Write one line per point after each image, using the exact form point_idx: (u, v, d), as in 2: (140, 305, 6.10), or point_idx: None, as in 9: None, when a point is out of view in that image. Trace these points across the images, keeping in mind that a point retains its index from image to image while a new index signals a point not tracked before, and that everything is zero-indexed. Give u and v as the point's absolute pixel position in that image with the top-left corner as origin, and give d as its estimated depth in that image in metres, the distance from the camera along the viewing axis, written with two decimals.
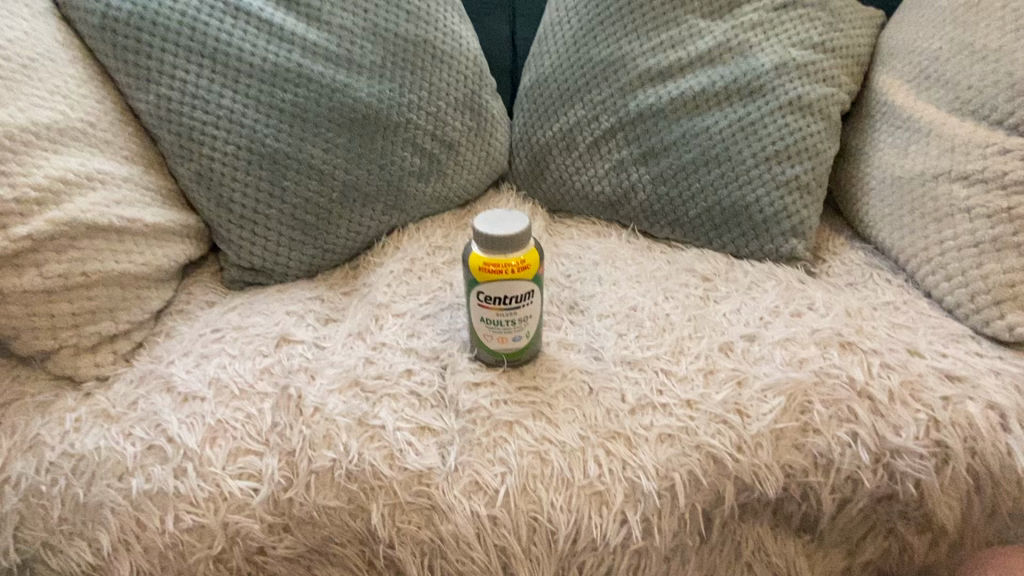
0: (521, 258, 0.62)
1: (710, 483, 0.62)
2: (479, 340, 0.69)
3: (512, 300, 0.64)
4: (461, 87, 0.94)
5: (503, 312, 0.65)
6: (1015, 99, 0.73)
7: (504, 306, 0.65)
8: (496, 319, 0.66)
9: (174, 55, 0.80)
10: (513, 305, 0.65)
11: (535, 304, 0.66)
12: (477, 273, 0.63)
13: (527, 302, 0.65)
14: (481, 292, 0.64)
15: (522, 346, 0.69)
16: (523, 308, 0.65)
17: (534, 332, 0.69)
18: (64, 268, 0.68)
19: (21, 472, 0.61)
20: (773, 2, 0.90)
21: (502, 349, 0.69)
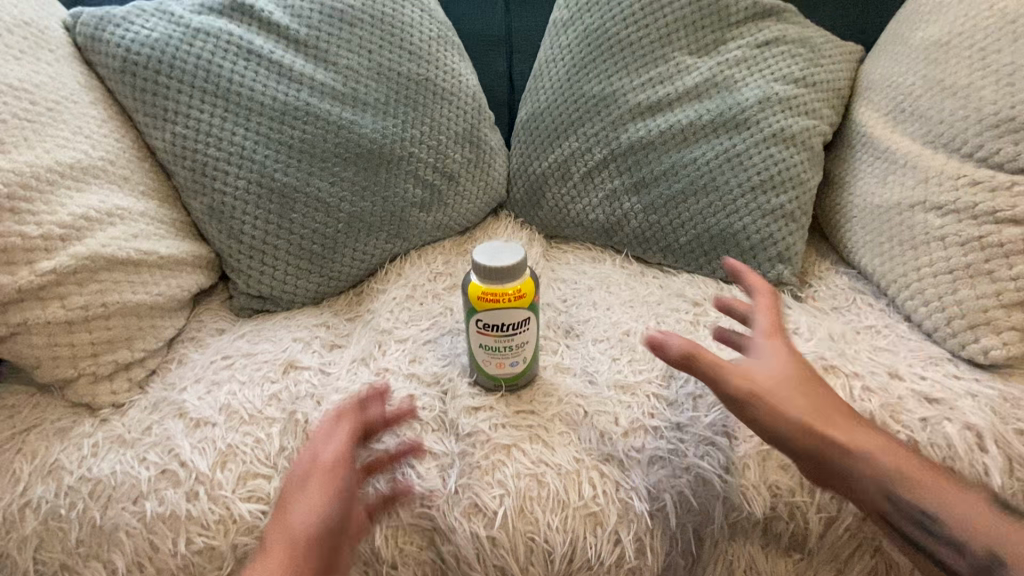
0: (518, 287, 0.66)
1: (699, 504, 0.65)
2: (478, 365, 0.72)
3: (510, 327, 0.68)
4: (460, 121, 0.99)
5: (502, 338, 0.68)
6: (983, 134, 0.77)
7: (502, 333, 0.68)
8: (494, 345, 0.69)
9: (190, 96, 0.85)
10: (511, 332, 0.68)
11: (531, 330, 0.70)
12: (477, 302, 0.66)
13: (523, 329, 0.68)
14: (480, 320, 0.67)
15: (519, 370, 0.72)
16: (520, 334, 0.69)
17: (531, 356, 0.72)
18: (86, 300, 0.72)
19: (41, 496, 0.64)
20: (755, 40, 0.95)
21: (501, 374, 0.72)
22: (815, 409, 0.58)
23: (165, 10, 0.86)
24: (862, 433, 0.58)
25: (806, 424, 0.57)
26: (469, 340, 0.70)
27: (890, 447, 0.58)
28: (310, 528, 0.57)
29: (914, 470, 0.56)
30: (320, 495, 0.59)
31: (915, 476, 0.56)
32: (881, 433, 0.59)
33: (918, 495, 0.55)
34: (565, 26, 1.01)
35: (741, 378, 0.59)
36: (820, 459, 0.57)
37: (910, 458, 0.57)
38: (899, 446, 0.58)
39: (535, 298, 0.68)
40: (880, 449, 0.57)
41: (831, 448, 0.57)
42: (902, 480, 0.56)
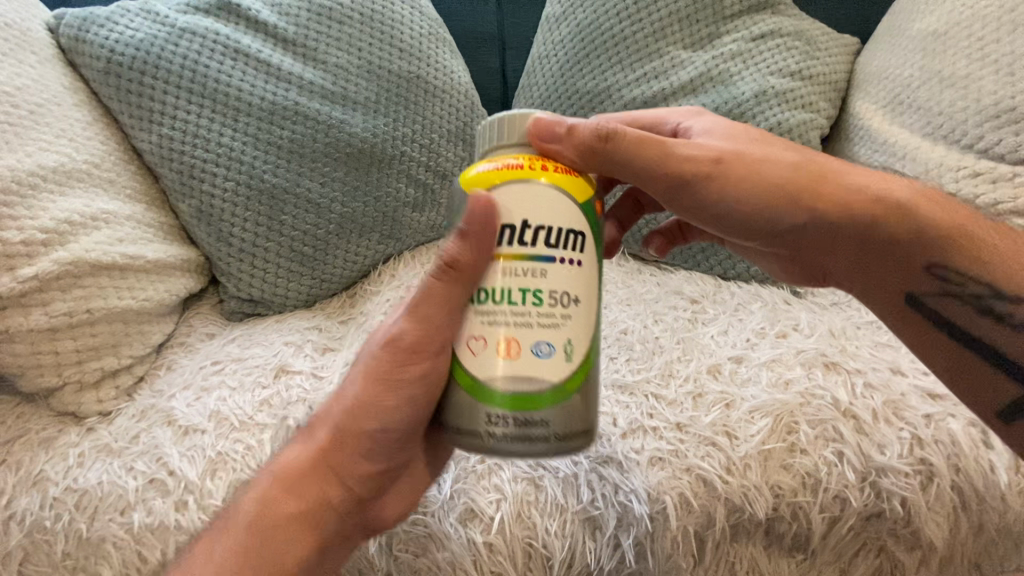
0: (543, 158, 0.47)
1: (701, 505, 0.62)
2: (469, 360, 0.46)
3: (532, 233, 0.44)
4: (453, 119, 0.97)
5: (524, 266, 0.44)
6: (983, 124, 0.76)
7: (522, 248, 0.44)
8: (510, 284, 0.44)
9: (176, 97, 0.83)
10: (536, 253, 0.44)
11: (579, 278, 0.46)
12: (473, 187, 0.46)
13: (560, 260, 0.45)
14: (505, 206, 0.45)
15: (544, 389, 0.45)
16: (553, 270, 0.44)
17: (578, 362, 0.46)
18: (69, 307, 0.70)
19: (26, 508, 0.63)
20: (751, 33, 0.94)
21: (495, 389, 0.45)
22: (791, 176, 0.56)
23: (150, 10, 0.85)
24: (835, 189, 0.57)
25: (751, 192, 0.56)
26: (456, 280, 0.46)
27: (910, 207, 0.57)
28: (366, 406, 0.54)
29: (960, 223, 0.57)
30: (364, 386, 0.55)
31: (891, 217, 0.56)
32: (871, 179, 0.58)
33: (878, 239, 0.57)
34: (559, 22, 1.00)
35: (693, 160, 0.55)
36: (750, 221, 0.57)
37: (936, 200, 0.58)
38: (882, 188, 0.58)
39: (573, 187, 0.46)
40: (861, 209, 0.57)
41: (770, 213, 0.56)
42: (925, 243, 0.56)
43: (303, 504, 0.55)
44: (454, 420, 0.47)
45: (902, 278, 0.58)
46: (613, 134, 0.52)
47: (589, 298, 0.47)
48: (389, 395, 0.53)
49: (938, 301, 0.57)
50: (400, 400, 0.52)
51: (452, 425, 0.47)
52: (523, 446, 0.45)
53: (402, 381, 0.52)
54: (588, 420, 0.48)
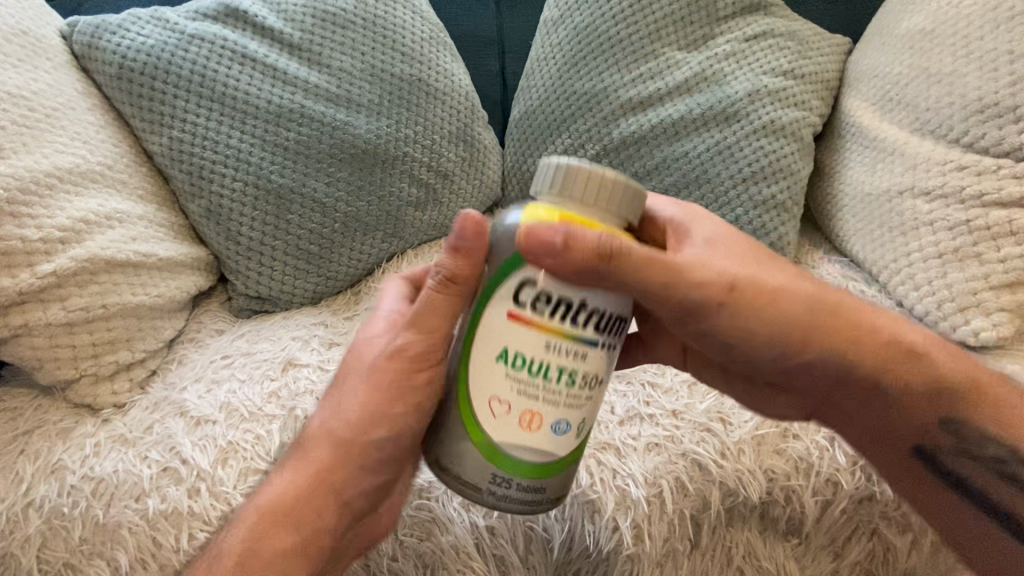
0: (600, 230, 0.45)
1: (697, 489, 0.64)
2: (493, 416, 0.46)
3: (585, 315, 0.45)
4: (454, 121, 0.99)
5: (571, 347, 0.45)
6: (968, 119, 0.78)
7: (568, 328, 0.45)
8: (553, 361, 0.44)
9: (186, 100, 0.86)
10: (582, 337, 0.45)
11: (607, 361, 0.48)
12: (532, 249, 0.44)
13: (591, 353, 0.46)
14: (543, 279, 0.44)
15: (552, 460, 0.47)
16: (592, 354, 0.46)
17: (584, 437, 0.49)
18: (86, 302, 0.73)
19: (44, 495, 0.65)
20: (744, 34, 0.96)
21: (510, 452, 0.46)
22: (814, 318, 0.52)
23: (160, 17, 0.88)
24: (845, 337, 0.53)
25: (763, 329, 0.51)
26: (497, 336, 0.45)
27: (914, 354, 0.55)
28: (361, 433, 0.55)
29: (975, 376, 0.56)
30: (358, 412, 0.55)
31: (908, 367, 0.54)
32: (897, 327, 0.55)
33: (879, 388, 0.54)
34: (556, 25, 1.03)
35: (705, 288, 0.49)
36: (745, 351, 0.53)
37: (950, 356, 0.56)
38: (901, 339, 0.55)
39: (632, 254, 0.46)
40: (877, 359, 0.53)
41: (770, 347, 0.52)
42: (936, 394, 0.55)
43: (305, 533, 0.55)
44: (459, 463, 0.48)
45: (908, 429, 0.56)
46: (617, 257, 0.44)
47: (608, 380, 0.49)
48: (376, 421, 0.55)
49: (947, 457, 0.56)
50: (392, 402, 0.54)
51: (451, 465, 0.48)
52: (517, 506, 0.48)
53: (393, 386, 0.54)
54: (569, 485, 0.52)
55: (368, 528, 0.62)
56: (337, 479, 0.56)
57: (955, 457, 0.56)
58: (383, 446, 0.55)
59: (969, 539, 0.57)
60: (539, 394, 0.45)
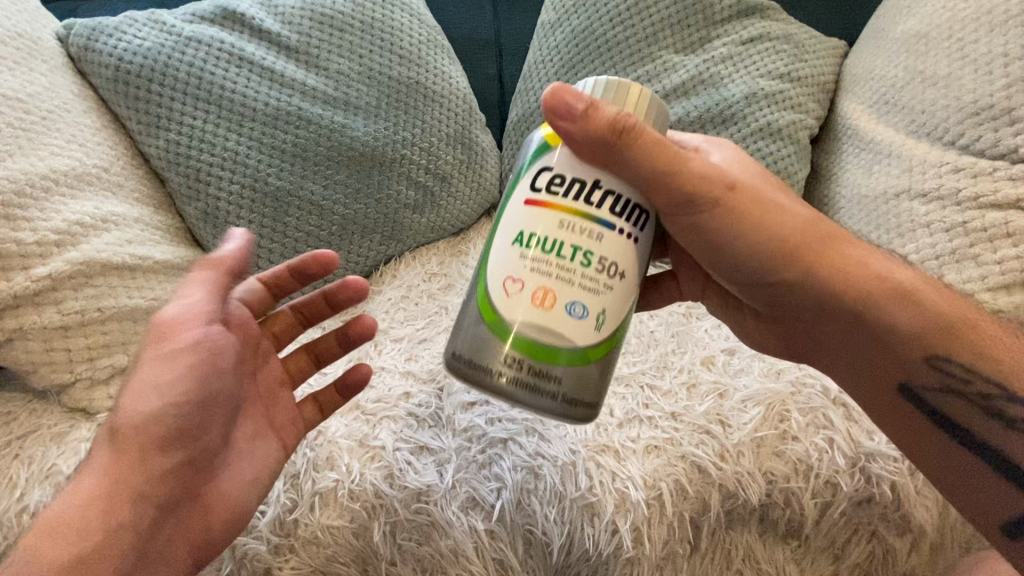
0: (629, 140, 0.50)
1: (696, 492, 0.64)
2: (507, 295, 0.47)
3: (601, 195, 0.47)
4: (453, 123, 0.99)
5: (582, 224, 0.46)
6: (964, 121, 0.79)
7: (587, 207, 0.46)
8: (566, 236, 0.46)
9: (182, 103, 0.85)
10: (598, 217, 0.46)
11: (628, 254, 0.48)
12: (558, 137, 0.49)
13: (609, 238, 0.46)
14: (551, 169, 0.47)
15: (570, 347, 0.47)
16: (608, 237, 0.46)
17: (604, 332, 0.48)
18: (81, 305, 0.73)
19: (38, 500, 0.64)
20: (741, 37, 0.97)
21: (531, 332, 0.46)
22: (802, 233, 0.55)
23: (156, 20, 0.87)
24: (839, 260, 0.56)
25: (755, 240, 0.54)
26: (514, 219, 0.48)
27: (901, 296, 0.57)
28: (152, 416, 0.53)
29: (965, 315, 0.58)
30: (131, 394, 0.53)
31: (890, 297, 0.56)
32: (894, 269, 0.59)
33: (862, 320, 0.57)
34: (554, 28, 1.03)
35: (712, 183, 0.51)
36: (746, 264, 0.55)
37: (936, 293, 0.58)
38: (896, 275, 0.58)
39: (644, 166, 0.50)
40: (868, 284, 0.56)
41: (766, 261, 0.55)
42: (925, 338, 0.57)
43: (89, 542, 0.51)
44: (474, 351, 0.48)
45: (896, 361, 0.58)
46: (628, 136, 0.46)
47: (634, 275, 0.49)
48: (140, 398, 0.53)
49: (931, 393, 0.57)
50: (173, 379, 0.53)
51: (478, 358, 0.48)
52: (537, 395, 0.47)
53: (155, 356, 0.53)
54: (593, 391, 0.50)
55: (188, 533, 0.57)
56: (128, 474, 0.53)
57: (939, 393, 0.57)
58: (169, 426, 0.53)
59: (966, 493, 0.58)
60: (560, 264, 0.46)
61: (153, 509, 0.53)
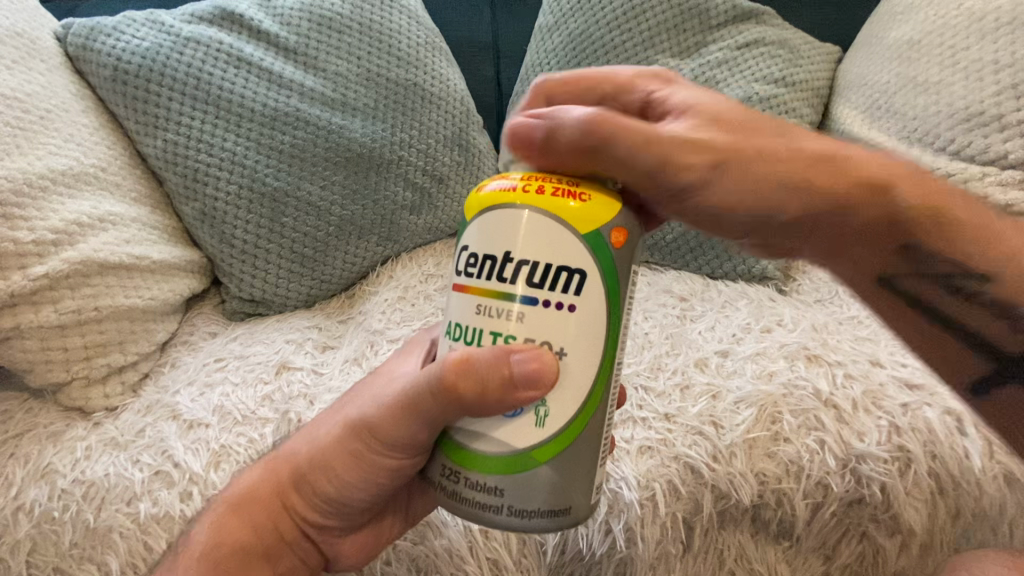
0: (541, 173, 0.43)
1: (689, 492, 0.65)
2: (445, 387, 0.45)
3: (514, 268, 0.41)
4: (450, 125, 0.99)
5: (500, 306, 0.41)
6: (954, 127, 0.80)
7: (501, 286, 0.41)
8: (489, 324, 0.42)
9: (180, 103, 0.86)
10: (514, 294, 0.41)
11: (563, 327, 0.41)
12: (473, 208, 0.45)
13: (532, 317, 0.41)
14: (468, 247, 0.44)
15: (507, 451, 0.42)
16: (533, 316, 0.41)
17: (550, 428, 0.42)
18: (78, 305, 0.73)
19: (35, 499, 0.65)
20: (737, 42, 0.97)
21: (456, 435, 0.44)
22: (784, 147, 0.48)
23: (155, 20, 0.88)
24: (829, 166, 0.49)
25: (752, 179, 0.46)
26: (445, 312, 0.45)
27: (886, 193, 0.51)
28: (295, 459, 0.56)
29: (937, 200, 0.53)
30: (340, 439, 0.53)
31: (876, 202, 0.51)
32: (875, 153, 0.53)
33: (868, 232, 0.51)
34: (551, 31, 1.03)
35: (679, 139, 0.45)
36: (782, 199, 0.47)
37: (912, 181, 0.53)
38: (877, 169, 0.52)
39: (556, 217, 0.41)
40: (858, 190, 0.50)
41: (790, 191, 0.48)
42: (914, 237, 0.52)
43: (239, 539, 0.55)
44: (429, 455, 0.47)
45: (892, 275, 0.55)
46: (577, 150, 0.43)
47: (579, 348, 0.42)
48: (372, 460, 0.51)
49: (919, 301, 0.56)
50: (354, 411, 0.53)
51: (426, 471, 0.47)
52: (475, 506, 0.42)
53: (406, 431, 0.47)
54: (556, 495, 0.43)
55: (325, 562, 0.58)
56: (262, 507, 0.56)
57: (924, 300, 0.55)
58: (322, 482, 0.54)
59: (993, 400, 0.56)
60: (464, 355, 0.42)
61: (288, 542, 0.55)
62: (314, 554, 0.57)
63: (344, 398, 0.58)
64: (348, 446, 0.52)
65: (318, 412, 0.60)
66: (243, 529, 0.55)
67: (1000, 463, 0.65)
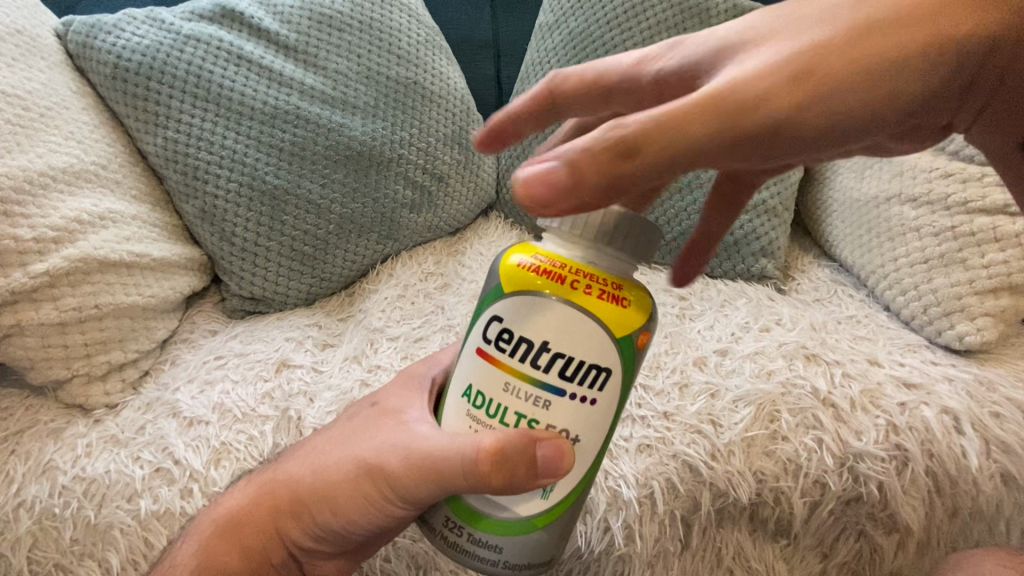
0: (587, 269, 0.42)
1: (687, 490, 0.65)
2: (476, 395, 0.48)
3: (548, 358, 0.41)
4: (449, 124, 0.99)
5: (528, 389, 0.42)
6: None
7: (531, 370, 0.42)
8: (513, 404, 0.42)
9: (181, 101, 0.86)
10: (544, 382, 0.42)
11: (583, 418, 0.43)
12: (507, 279, 0.43)
13: (555, 407, 0.42)
14: (498, 314, 0.43)
15: (509, 518, 0.44)
16: (557, 404, 0.42)
17: (554, 501, 0.45)
18: (79, 302, 0.73)
19: (35, 495, 0.65)
20: None
21: (469, 500, 0.45)
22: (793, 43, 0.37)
23: (155, 17, 0.88)
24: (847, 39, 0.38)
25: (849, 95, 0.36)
26: (465, 370, 0.45)
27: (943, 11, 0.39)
28: (298, 487, 0.54)
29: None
30: (345, 480, 0.52)
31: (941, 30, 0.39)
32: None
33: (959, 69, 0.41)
34: (552, 30, 1.03)
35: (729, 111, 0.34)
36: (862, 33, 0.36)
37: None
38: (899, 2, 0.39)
39: (591, 309, 0.41)
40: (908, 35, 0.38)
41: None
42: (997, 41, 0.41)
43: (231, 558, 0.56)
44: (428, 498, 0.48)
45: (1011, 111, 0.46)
46: (643, 143, 0.32)
47: (592, 436, 0.44)
48: (375, 507, 0.51)
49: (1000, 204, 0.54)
50: (363, 452, 0.52)
51: (426, 516, 0.48)
52: (473, 560, 0.45)
53: (425, 491, 0.46)
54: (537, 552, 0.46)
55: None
56: (262, 527, 0.56)
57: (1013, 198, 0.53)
58: (326, 514, 0.53)
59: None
60: (496, 442, 0.42)
61: (278, 563, 0.57)
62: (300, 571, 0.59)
63: (350, 430, 0.56)
64: (360, 488, 0.51)
65: (320, 439, 0.58)
66: (239, 548, 0.56)
67: (997, 461, 0.66)
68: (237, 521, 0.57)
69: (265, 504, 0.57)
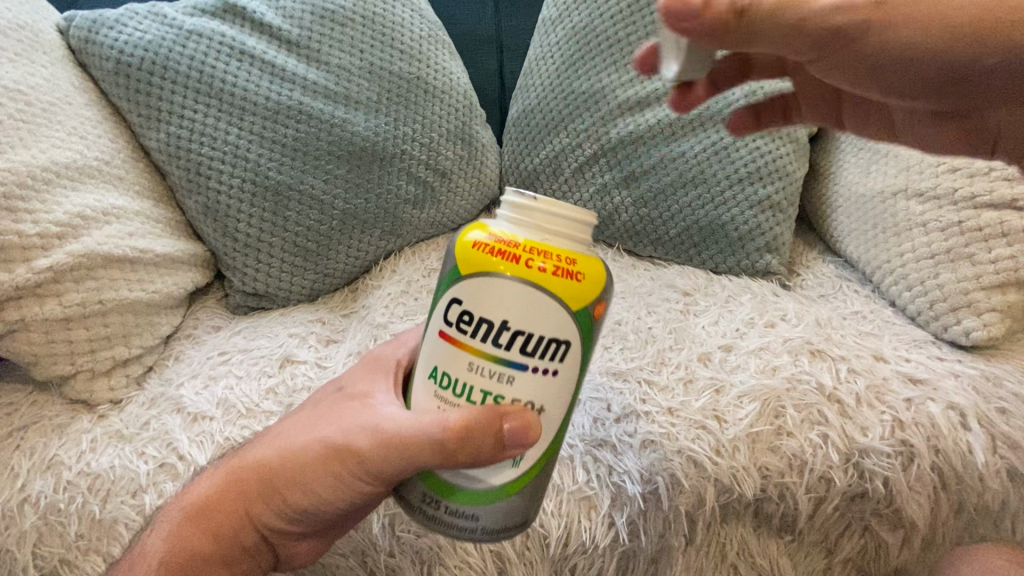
0: (541, 246, 0.43)
1: (692, 486, 0.65)
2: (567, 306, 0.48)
3: (509, 336, 0.42)
4: (451, 119, 0.99)
5: (491, 367, 0.43)
6: None
7: (494, 349, 0.43)
8: (476, 381, 0.44)
9: (183, 96, 0.86)
10: (507, 359, 0.43)
11: (546, 390, 0.44)
12: (465, 262, 0.44)
13: (518, 380, 0.43)
14: (457, 297, 0.44)
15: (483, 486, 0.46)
16: (521, 379, 0.43)
17: (523, 468, 0.47)
18: (83, 297, 0.73)
19: (40, 490, 0.65)
20: None
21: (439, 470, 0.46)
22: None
23: (157, 12, 0.87)
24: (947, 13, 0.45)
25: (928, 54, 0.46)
26: (429, 351, 0.46)
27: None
28: (265, 468, 0.55)
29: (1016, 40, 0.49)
30: (310, 460, 0.53)
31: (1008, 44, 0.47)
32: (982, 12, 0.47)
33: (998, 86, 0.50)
34: (554, 24, 1.02)
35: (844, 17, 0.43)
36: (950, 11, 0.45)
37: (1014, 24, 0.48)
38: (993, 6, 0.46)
39: (549, 287, 0.42)
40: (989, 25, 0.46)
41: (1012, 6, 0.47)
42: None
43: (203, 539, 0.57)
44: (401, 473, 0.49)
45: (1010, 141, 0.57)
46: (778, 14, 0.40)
47: (557, 405, 0.45)
48: (341, 485, 0.52)
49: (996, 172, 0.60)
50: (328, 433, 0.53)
51: (402, 490, 0.49)
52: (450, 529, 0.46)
53: (390, 466, 0.47)
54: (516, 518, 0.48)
55: (283, 560, 0.61)
56: (230, 511, 0.57)
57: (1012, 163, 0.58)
58: (292, 495, 0.54)
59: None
60: (459, 419, 0.43)
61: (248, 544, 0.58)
62: (273, 552, 0.60)
63: (315, 413, 0.57)
64: (324, 468, 0.52)
65: (286, 422, 0.59)
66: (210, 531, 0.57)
67: (1004, 457, 0.65)
68: (208, 504, 0.58)
69: (235, 487, 0.57)
